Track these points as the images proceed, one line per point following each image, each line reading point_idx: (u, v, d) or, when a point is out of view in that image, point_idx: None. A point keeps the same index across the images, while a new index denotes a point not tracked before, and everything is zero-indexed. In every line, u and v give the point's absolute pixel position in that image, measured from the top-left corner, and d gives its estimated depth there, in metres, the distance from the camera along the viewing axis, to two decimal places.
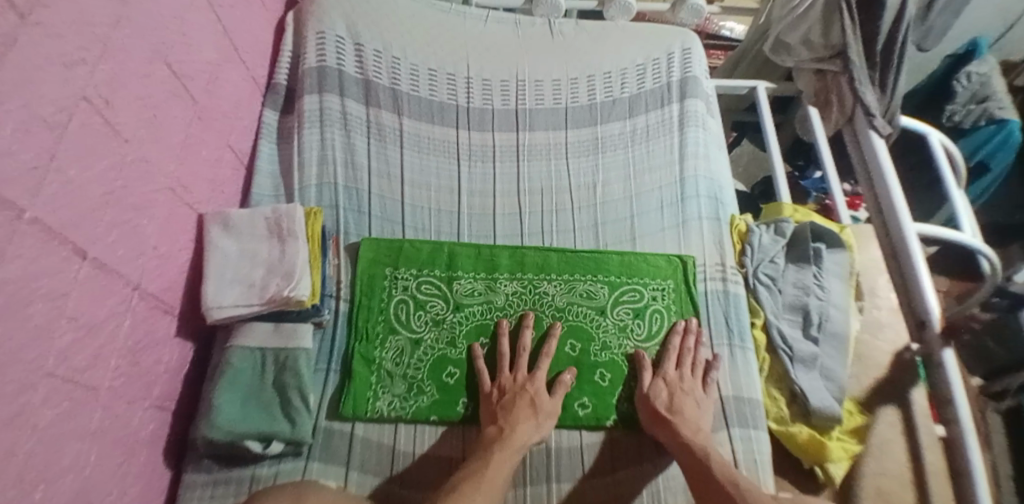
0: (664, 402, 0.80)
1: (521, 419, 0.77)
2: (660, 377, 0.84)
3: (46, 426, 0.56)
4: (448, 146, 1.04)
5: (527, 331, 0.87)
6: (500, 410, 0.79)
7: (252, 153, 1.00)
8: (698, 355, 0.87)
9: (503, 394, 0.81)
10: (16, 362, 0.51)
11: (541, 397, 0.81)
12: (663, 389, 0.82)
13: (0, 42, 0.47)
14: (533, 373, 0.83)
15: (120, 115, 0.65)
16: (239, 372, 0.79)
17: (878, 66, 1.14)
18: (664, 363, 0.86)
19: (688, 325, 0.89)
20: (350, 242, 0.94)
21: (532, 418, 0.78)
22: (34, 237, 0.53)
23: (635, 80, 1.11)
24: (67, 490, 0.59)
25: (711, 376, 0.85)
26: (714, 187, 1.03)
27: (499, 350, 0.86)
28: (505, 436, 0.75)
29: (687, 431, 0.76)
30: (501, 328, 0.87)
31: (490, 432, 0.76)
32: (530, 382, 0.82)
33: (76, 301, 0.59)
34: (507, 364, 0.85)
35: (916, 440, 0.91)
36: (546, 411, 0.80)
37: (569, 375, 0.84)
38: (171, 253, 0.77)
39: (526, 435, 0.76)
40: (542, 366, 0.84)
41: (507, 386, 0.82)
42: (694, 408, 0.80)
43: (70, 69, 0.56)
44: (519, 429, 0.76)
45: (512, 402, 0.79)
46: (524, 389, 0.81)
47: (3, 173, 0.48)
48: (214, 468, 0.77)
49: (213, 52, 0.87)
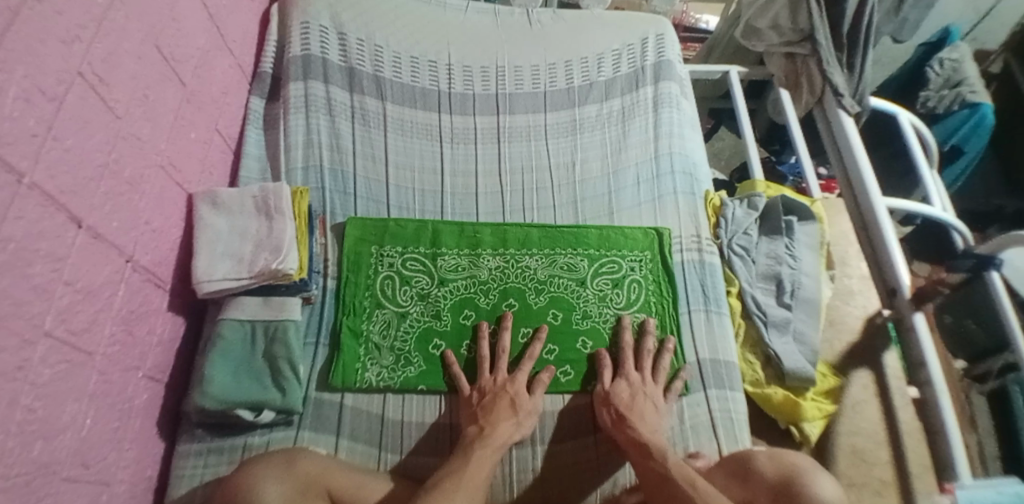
0: (624, 402, 0.80)
1: (501, 419, 0.78)
2: (622, 375, 0.84)
3: (45, 383, 0.59)
4: (430, 129, 1.08)
5: (507, 332, 0.88)
6: (480, 410, 0.80)
7: (240, 139, 1.03)
8: (664, 363, 0.86)
9: (483, 394, 0.82)
10: (18, 317, 0.54)
11: (522, 397, 0.81)
12: (624, 391, 0.82)
13: (4, 14, 0.51)
14: (514, 375, 0.84)
15: (114, 93, 0.69)
16: (230, 343, 0.82)
17: (844, 48, 1.20)
18: (623, 360, 0.86)
19: (667, 342, 0.88)
20: (336, 222, 0.98)
21: (513, 417, 0.79)
22: (34, 201, 0.56)
23: (611, 65, 1.15)
24: (65, 447, 0.62)
25: (675, 385, 0.84)
26: (688, 164, 1.07)
27: (479, 353, 0.87)
28: (484, 436, 0.76)
29: (644, 430, 0.76)
30: (481, 330, 0.88)
31: (472, 431, 0.77)
32: (511, 383, 0.83)
33: (74, 266, 0.63)
34: (489, 365, 0.86)
35: (891, 401, 0.95)
36: (526, 409, 0.81)
37: (548, 374, 0.84)
38: (163, 229, 0.81)
39: (508, 433, 0.77)
40: (524, 367, 0.85)
41: (487, 387, 0.83)
42: (652, 411, 0.80)
43: (69, 45, 0.60)
44: (501, 426, 0.77)
45: (492, 401, 0.80)
46: (505, 388, 0.82)
47: (7, 136, 0.51)
48: (206, 438, 0.80)
49: (202, 39, 0.91)
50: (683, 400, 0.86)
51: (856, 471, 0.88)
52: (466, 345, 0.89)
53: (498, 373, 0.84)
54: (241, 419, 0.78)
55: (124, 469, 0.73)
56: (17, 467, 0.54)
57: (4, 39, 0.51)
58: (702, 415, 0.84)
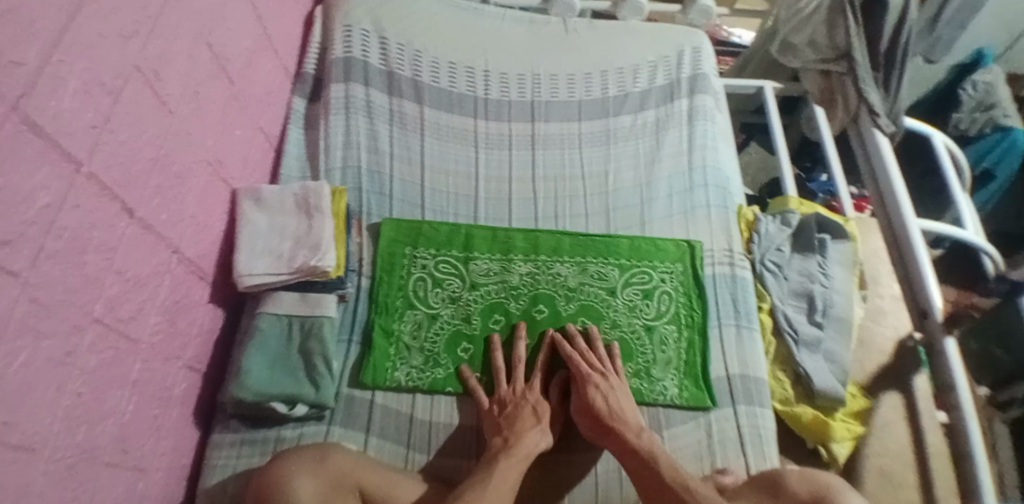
0: (604, 408, 0.80)
1: (526, 428, 0.78)
2: (589, 381, 0.83)
3: (91, 369, 0.60)
4: (465, 134, 1.09)
5: (521, 342, 0.89)
6: (504, 421, 0.80)
7: (281, 138, 1.06)
8: (609, 352, 0.87)
9: (503, 406, 0.82)
10: (70, 304, 0.56)
11: (543, 406, 0.83)
12: (599, 399, 0.81)
13: (68, 10, 0.52)
14: (532, 384, 0.85)
15: (166, 88, 0.71)
16: (268, 336, 0.84)
17: (882, 67, 1.20)
18: (579, 365, 0.84)
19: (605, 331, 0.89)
20: (372, 222, 0.99)
21: (537, 425, 0.80)
22: (90, 190, 0.58)
23: (647, 76, 1.16)
24: (107, 433, 0.64)
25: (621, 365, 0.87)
26: (721, 178, 1.07)
27: (493, 364, 0.88)
28: (510, 446, 0.76)
29: (628, 434, 0.76)
30: (494, 342, 0.89)
31: (497, 443, 0.77)
32: (531, 392, 0.84)
33: (123, 256, 0.65)
34: (505, 376, 0.86)
35: (917, 423, 0.94)
36: (548, 417, 0.82)
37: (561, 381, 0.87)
38: (208, 222, 0.83)
39: (534, 441, 0.77)
40: (539, 374, 0.86)
41: (507, 398, 0.84)
42: (629, 409, 0.81)
43: (127, 41, 0.62)
44: (526, 436, 0.77)
45: (514, 413, 0.81)
46: (525, 398, 0.83)
47: (65, 127, 0.53)
48: (241, 429, 0.81)
49: (250, 39, 0.93)
50: (710, 414, 0.86)
51: (883, 491, 0.87)
52: (493, 349, 0.90)
53: (515, 382, 0.85)
54: (275, 412, 0.80)
55: (161, 457, 0.75)
56: (61, 451, 0.56)
57: (68, 33, 0.53)
58: (729, 430, 0.84)
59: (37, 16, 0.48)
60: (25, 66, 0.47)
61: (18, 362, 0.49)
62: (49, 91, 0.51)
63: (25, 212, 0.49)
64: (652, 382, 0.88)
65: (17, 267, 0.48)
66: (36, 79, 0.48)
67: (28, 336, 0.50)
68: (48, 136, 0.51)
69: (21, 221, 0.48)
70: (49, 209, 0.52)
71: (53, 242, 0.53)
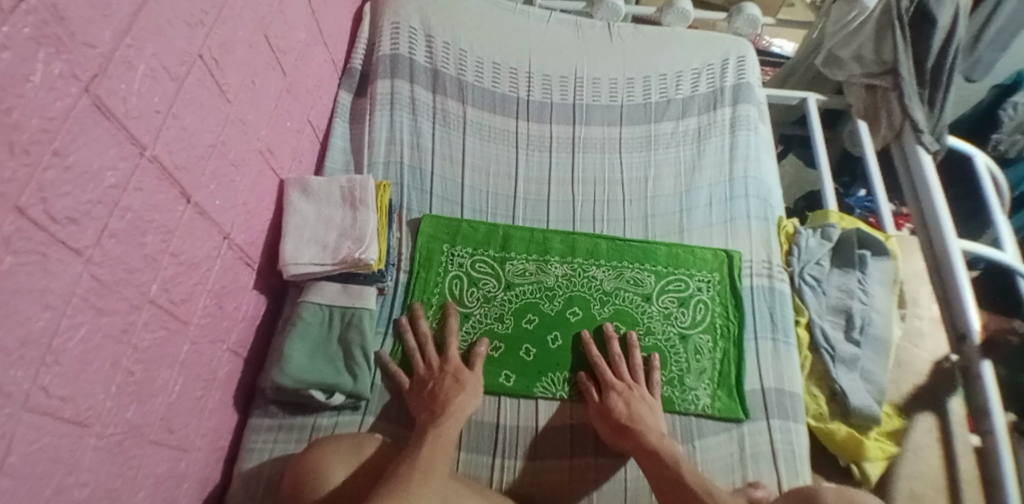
0: (624, 412, 0.80)
1: (451, 396, 0.79)
2: (610, 387, 0.83)
3: (144, 348, 0.62)
4: (507, 134, 1.11)
5: (422, 321, 0.89)
6: (428, 395, 0.80)
7: (327, 130, 1.07)
8: (637, 358, 0.87)
9: (424, 382, 0.82)
10: (128, 283, 0.58)
11: (463, 372, 0.83)
12: (619, 402, 0.81)
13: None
14: (446, 357, 0.85)
15: (227, 78, 0.73)
16: (309, 325, 0.85)
17: (927, 84, 1.18)
18: (602, 372, 0.85)
19: (631, 337, 0.89)
20: (412, 218, 1.01)
21: (462, 392, 0.80)
22: (153, 173, 0.59)
23: (690, 83, 1.16)
24: (155, 410, 0.66)
25: (654, 376, 0.86)
26: (763, 189, 1.07)
27: (407, 347, 0.87)
28: (436, 417, 0.75)
29: (652, 437, 0.76)
30: (402, 326, 0.89)
31: (424, 417, 0.76)
32: (448, 363, 0.84)
33: (179, 239, 0.66)
34: (422, 354, 0.86)
35: (949, 447, 0.91)
36: (471, 381, 0.82)
37: (484, 346, 0.87)
38: (258, 210, 0.85)
39: (462, 405, 0.78)
40: (452, 345, 0.86)
41: (426, 374, 0.83)
42: (650, 414, 0.81)
43: (193, 29, 0.64)
44: (452, 404, 0.78)
45: (436, 386, 0.80)
46: (444, 370, 0.83)
47: (132, 110, 0.55)
48: (278, 414, 0.83)
49: (305, 32, 0.95)
50: (743, 426, 0.85)
51: None
52: (526, 349, 0.90)
53: (431, 359, 0.85)
54: (313, 399, 0.81)
55: (202, 437, 0.76)
56: (111, 426, 0.58)
57: (138, 19, 0.54)
58: (762, 445, 0.83)
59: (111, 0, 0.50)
60: (98, 49, 0.49)
61: (78, 336, 0.51)
62: (120, 75, 0.52)
63: (92, 191, 0.50)
64: (684, 391, 0.88)
65: (80, 245, 0.50)
66: (108, 61, 0.50)
67: (88, 312, 0.52)
68: (117, 120, 0.52)
69: (87, 200, 0.50)
70: (115, 190, 0.54)
71: (117, 222, 0.54)
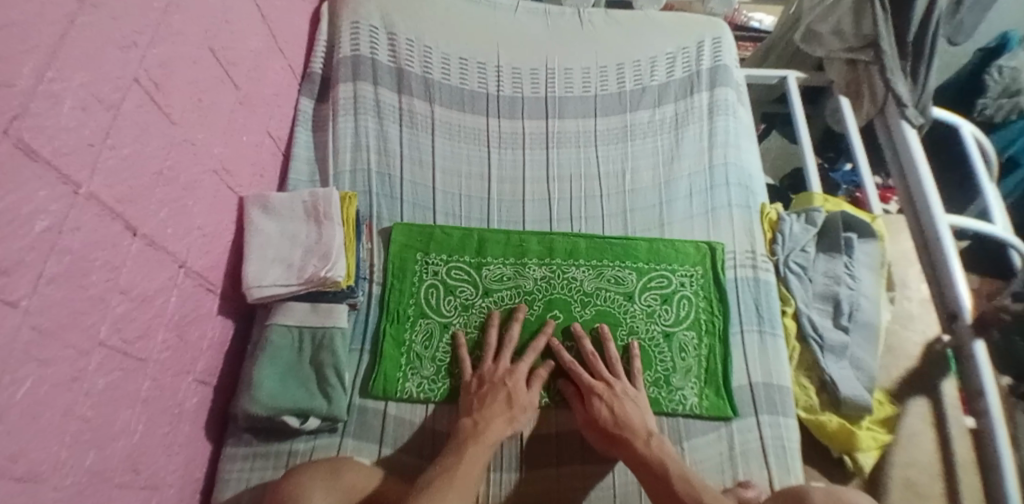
0: (609, 418, 0.77)
1: (496, 415, 0.76)
2: (589, 391, 0.80)
3: (97, 393, 0.58)
4: (478, 133, 1.07)
5: (517, 324, 0.88)
6: (477, 401, 0.79)
7: (289, 140, 1.03)
8: (610, 352, 0.86)
9: (481, 383, 0.81)
10: (73, 328, 0.54)
11: (518, 393, 0.80)
12: (603, 408, 0.78)
13: (62, 23, 0.49)
14: (515, 366, 0.83)
15: (170, 99, 0.68)
16: (279, 349, 0.82)
17: (909, 56, 1.13)
18: (579, 375, 0.82)
19: (603, 330, 0.88)
20: (383, 227, 0.98)
21: (507, 412, 0.77)
22: (91, 211, 0.55)
23: (665, 69, 1.12)
24: (119, 454, 0.62)
25: (635, 364, 0.85)
26: (743, 175, 1.04)
27: (487, 340, 0.87)
28: (477, 430, 0.74)
29: (637, 442, 0.74)
30: (491, 319, 0.88)
31: (467, 424, 0.75)
32: (512, 375, 0.81)
33: (129, 274, 0.62)
34: (493, 355, 0.85)
35: (944, 432, 0.90)
36: (523, 404, 0.79)
37: (546, 369, 0.84)
38: (217, 232, 0.81)
39: (500, 431, 0.75)
40: (528, 358, 0.84)
41: (486, 375, 0.82)
42: (637, 413, 0.78)
43: (126, 53, 0.59)
44: (496, 423, 0.75)
45: (488, 394, 0.79)
46: (505, 382, 0.81)
47: (62, 145, 0.50)
48: (253, 442, 0.80)
49: (256, 40, 0.90)
50: (732, 425, 0.83)
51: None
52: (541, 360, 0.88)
53: (500, 362, 0.83)
54: (287, 425, 0.78)
55: (173, 474, 0.73)
56: (69, 478, 0.55)
57: (62, 49, 0.50)
58: (752, 442, 0.82)
59: (30, 33, 0.45)
60: (18, 87, 0.44)
61: (23, 391, 0.48)
62: (45, 110, 0.48)
63: (25, 237, 0.46)
64: (670, 391, 0.85)
65: (17, 297, 0.46)
66: (31, 98, 0.46)
67: (31, 364, 0.48)
68: (45, 160, 0.48)
69: (20, 248, 0.46)
70: (49, 233, 0.50)
71: (54, 267, 0.51)
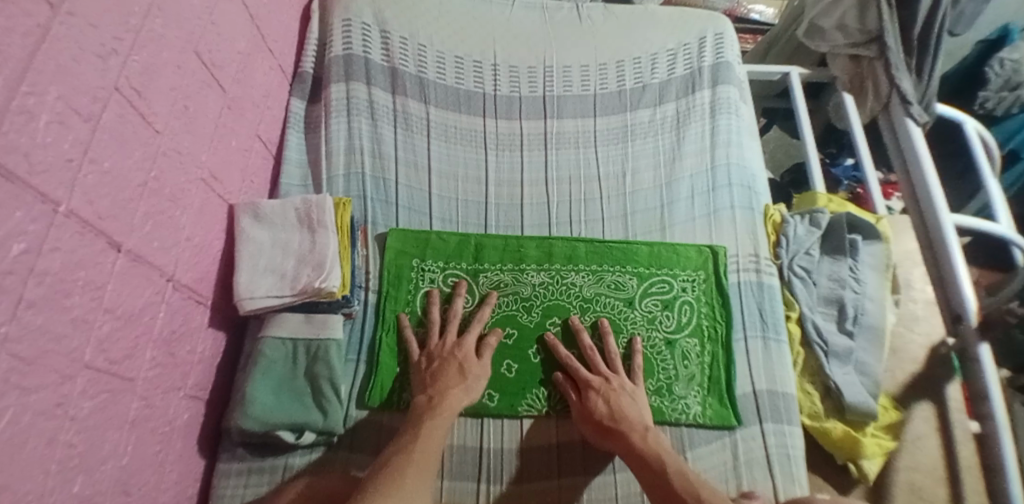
0: (606, 413, 0.76)
1: (450, 386, 0.77)
2: (586, 386, 0.79)
3: (84, 417, 0.56)
4: (474, 135, 1.04)
5: (460, 299, 0.89)
6: (428, 377, 0.79)
7: (281, 143, 1.00)
8: (611, 348, 0.84)
9: (431, 359, 0.81)
10: (56, 353, 0.52)
11: (470, 362, 0.81)
12: (600, 401, 0.77)
13: (35, 34, 0.47)
14: (461, 338, 0.84)
15: (153, 107, 0.65)
16: (272, 362, 0.80)
17: (914, 51, 1.11)
18: (576, 370, 0.81)
19: (603, 325, 0.86)
20: (378, 232, 0.95)
21: (462, 383, 0.78)
22: (71, 229, 0.52)
23: (666, 65, 1.09)
24: (107, 477, 0.60)
25: (636, 360, 0.84)
26: (746, 176, 1.02)
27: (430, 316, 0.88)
28: (433, 405, 0.75)
29: (634, 436, 0.73)
30: (433, 295, 0.89)
31: (422, 401, 0.76)
32: (460, 348, 0.82)
33: (113, 292, 0.60)
34: (439, 329, 0.86)
35: (948, 435, 0.89)
36: (474, 373, 0.80)
37: (495, 337, 0.85)
38: (205, 243, 0.78)
39: (456, 400, 0.76)
40: (473, 329, 0.85)
41: (435, 351, 0.83)
42: (634, 407, 0.77)
43: (105, 61, 0.56)
44: (450, 394, 0.76)
45: (439, 369, 0.80)
46: (455, 353, 0.81)
47: (38, 163, 0.48)
48: (247, 457, 0.78)
49: (243, 41, 0.87)
50: (735, 433, 0.82)
51: None
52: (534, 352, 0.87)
53: (446, 337, 0.84)
54: (281, 440, 0.77)
55: (165, 492, 0.72)
56: None
57: (36, 61, 0.47)
58: (757, 450, 0.80)
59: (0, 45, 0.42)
60: None
61: (3, 422, 0.45)
62: (20, 127, 0.45)
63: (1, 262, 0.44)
64: (674, 400, 0.84)
65: None
66: (3, 114, 0.43)
67: (12, 393, 0.46)
68: (21, 179, 0.45)
69: None
70: (27, 255, 0.47)
71: (33, 290, 0.48)
